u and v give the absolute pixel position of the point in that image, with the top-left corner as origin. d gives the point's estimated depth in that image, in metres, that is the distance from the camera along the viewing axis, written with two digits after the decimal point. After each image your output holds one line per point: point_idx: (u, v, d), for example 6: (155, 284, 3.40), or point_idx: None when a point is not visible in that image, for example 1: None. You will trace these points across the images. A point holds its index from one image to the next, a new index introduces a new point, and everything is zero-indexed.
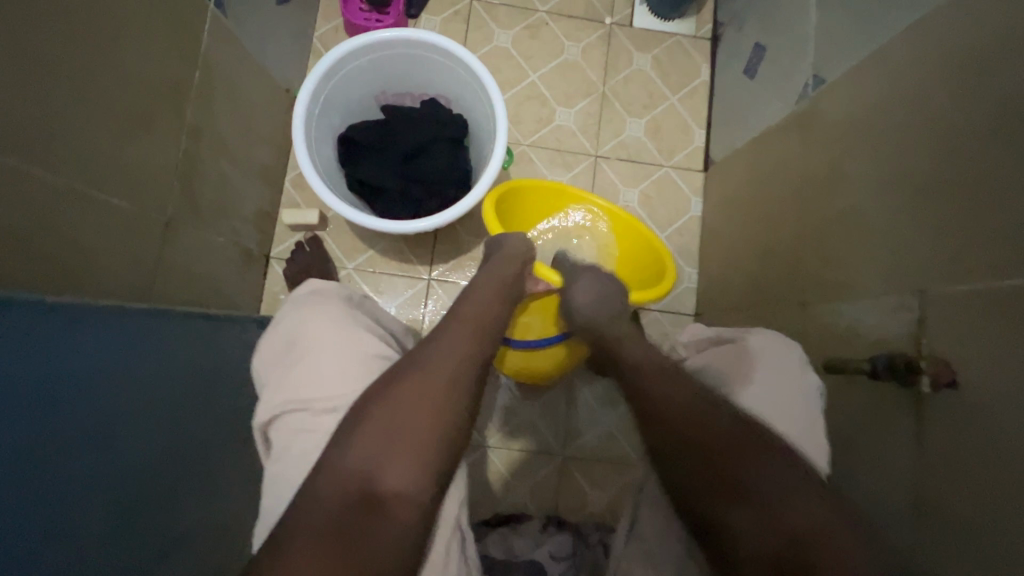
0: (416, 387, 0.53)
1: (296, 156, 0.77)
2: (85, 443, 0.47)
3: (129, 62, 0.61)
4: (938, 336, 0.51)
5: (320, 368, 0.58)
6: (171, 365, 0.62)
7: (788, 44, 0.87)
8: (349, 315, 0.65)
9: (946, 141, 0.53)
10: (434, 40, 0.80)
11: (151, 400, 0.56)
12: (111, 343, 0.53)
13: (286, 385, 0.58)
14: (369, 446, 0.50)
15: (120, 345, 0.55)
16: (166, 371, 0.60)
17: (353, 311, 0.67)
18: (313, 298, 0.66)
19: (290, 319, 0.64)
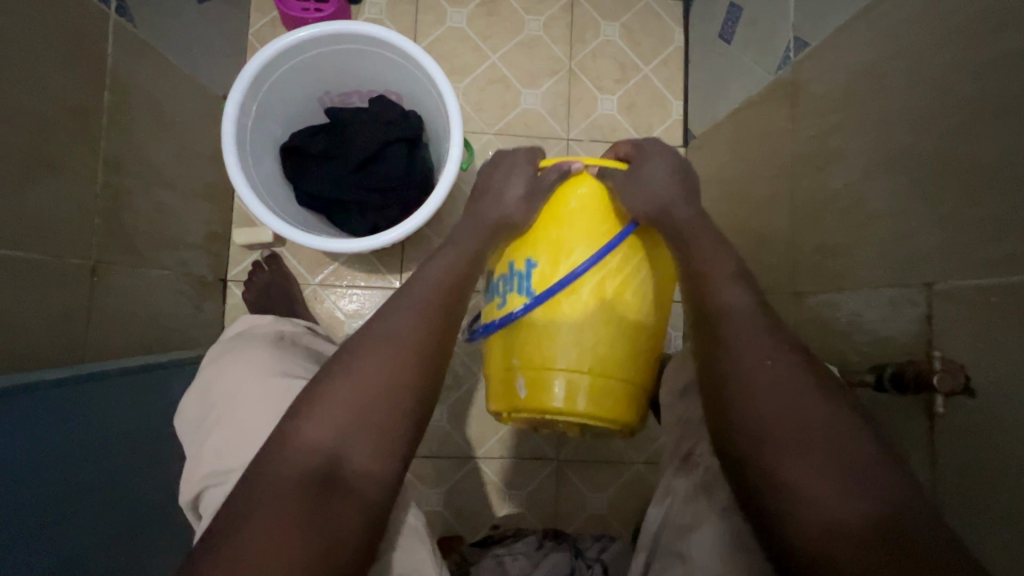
0: (380, 352, 0.48)
1: (232, 179, 0.70)
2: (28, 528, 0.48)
3: (18, 97, 0.53)
4: (951, 336, 0.46)
5: (237, 431, 0.53)
6: (67, 440, 0.54)
7: (765, 4, 0.79)
8: (274, 361, 0.59)
9: (950, 115, 0.47)
10: (373, 32, 0.71)
11: (81, 481, 0.55)
12: (68, 416, 0.54)
13: (205, 449, 0.53)
14: (329, 423, 0.44)
15: (77, 417, 0.56)
16: (56, 449, 0.52)
17: (281, 355, 0.61)
18: (235, 344, 0.64)
19: (208, 371, 0.61)
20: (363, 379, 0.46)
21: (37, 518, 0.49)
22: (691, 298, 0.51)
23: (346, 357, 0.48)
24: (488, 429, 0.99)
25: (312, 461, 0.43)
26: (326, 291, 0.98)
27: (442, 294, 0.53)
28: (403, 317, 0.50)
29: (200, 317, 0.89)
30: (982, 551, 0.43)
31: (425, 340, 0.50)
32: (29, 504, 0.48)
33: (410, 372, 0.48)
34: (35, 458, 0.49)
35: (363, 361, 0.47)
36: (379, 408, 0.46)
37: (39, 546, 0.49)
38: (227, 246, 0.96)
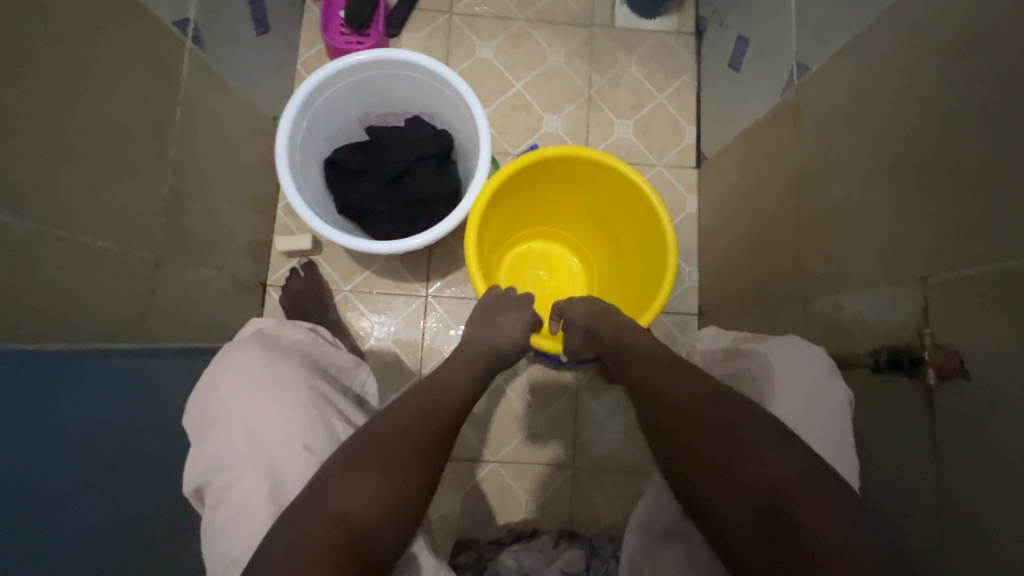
0: (408, 418, 0.54)
1: (282, 186, 0.77)
2: (82, 475, 0.53)
3: (107, 108, 0.61)
4: (944, 325, 0.49)
5: (228, 439, 0.54)
6: (108, 412, 0.58)
7: (770, 34, 0.85)
8: (265, 365, 0.59)
9: (937, 124, 0.51)
10: (412, 59, 0.80)
11: (124, 443, 0.60)
12: (113, 382, 0.60)
13: (206, 456, 0.55)
14: (373, 483, 0.47)
15: (122, 386, 0.62)
16: (93, 418, 0.56)
17: (274, 356, 0.61)
18: (261, 358, 0.60)
19: (226, 390, 0.57)
20: (392, 448, 0.50)
21: (77, 481, 0.53)
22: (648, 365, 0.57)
23: (380, 419, 0.53)
24: (506, 434, 1.02)
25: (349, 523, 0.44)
26: (357, 297, 1.05)
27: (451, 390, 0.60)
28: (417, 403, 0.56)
29: (240, 318, 0.95)
30: (979, 533, 0.45)
31: (439, 420, 0.55)
32: (80, 457, 0.53)
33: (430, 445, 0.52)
34: (73, 423, 0.54)
35: (389, 433, 0.52)
36: (406, 472, 0.49)
37: (79, 508, 0.52)
38: (268, 253, 1.04)
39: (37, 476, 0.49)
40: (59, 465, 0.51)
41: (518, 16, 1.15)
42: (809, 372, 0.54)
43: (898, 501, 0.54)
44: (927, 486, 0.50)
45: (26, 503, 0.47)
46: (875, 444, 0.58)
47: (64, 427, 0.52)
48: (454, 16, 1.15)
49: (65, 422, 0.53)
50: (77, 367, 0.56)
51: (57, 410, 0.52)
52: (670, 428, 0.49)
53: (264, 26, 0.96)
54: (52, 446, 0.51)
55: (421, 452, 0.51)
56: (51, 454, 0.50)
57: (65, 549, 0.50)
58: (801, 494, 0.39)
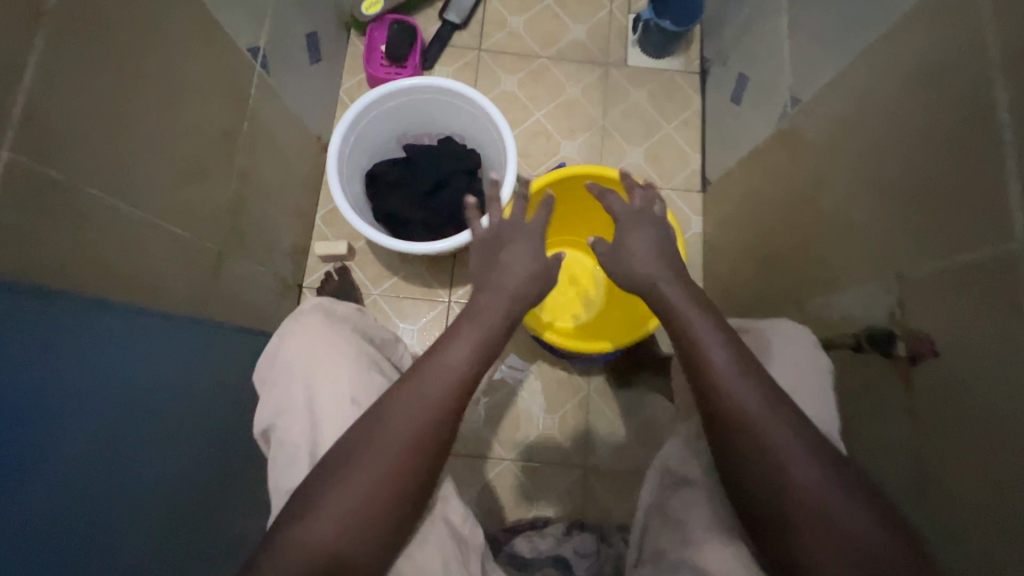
0: (390, 449, 0.52)
1: (330, 191, 0.87)
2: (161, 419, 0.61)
3: (196, 117, 0.72)
4: (918, 313, 0.56)
5: (290, 395, 0.64)
6: (182, 371, 0.67)
7: (767, 73, 0.96)
8: (327, 333, 0.68)
9: (907, 143, 0.60)
10: (450, 85, 0.91)
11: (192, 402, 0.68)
12: (189, 344, 0.69)
13: (269, 406, 0.65)
14: (334, 527, 0.49)
15: (195, 349, 0.70)
16: (172, 377, 0.65)
17: (334, 326, 0.70)
18: (318, 327, 0.68)
19: (288, 354, 0.66)
20: (371, 469, 0.51)
21: (156, 430, 0.60)
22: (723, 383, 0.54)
23: (367, 444, 0.52)
24: (520, 433, 1.08)
25: (326, 551, 0.48)
26: (385, 300, 1.13)
27: (446, 379, 0.56)
28: (406, 403, 0.54)
29: (281, 314, 1.03)
30: (950, 493, 0.51)
31: (422, 447, 0.53)
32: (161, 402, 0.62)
33: (415, 458, 0.52)
34: (158, 378, 0.62)
35: (368, 451, 0.52)
36: (383, 495, 0.51)
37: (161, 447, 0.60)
38: (306, 257, 1.13)
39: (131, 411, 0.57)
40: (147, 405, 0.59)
41: (540, 54, 1.28)
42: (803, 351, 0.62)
43: (877, 469, 0.60)
44: (904, 453, 0.56)
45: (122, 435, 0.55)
46: (862, 427, 0.64)
47: (152, 375, 0.61)
48: (482, 53, 1.27)
49: (153, 371, 0.61)
50: (164, 332, 0.65)
51: (149, 359, 0.61)
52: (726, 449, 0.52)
53: (316, 56, 1.08)
54: (142, 391, 0.59)
55: (404, 469, 0.52)
56: (140, 402, 0.58)
57: (145, 487, 0.57)
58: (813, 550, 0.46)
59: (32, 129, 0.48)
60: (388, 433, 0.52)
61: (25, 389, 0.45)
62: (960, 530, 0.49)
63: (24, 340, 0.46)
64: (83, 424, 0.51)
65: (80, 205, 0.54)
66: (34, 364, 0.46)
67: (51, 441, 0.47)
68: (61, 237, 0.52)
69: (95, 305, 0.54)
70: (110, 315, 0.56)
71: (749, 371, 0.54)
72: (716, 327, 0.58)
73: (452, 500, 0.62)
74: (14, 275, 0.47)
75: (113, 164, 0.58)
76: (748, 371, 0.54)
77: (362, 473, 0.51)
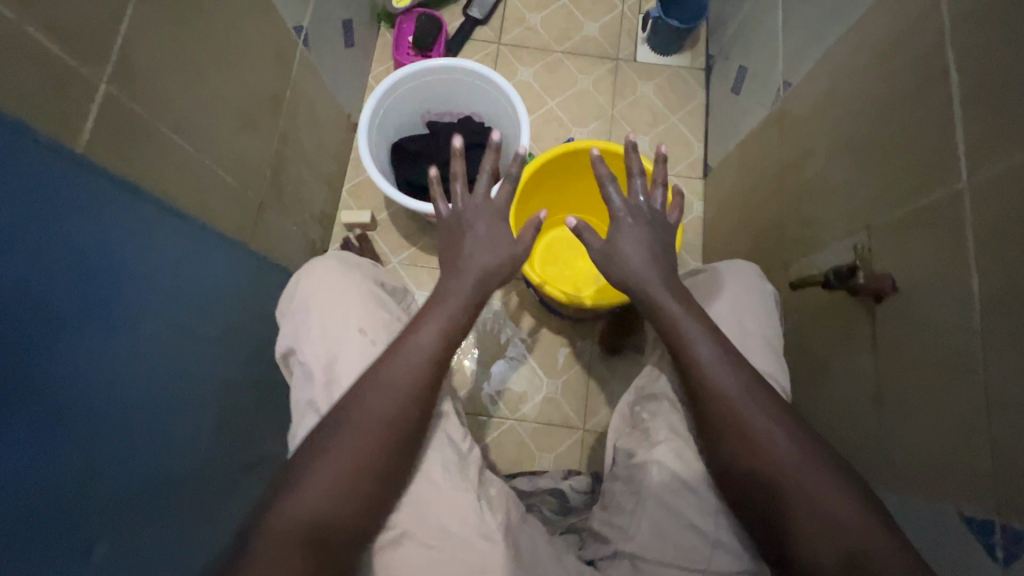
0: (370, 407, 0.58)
1: (361, 156, 0.96)
2: (208, 331, 0.70)
3: (248, 79, 0.81)
4: (885, 257, 0.62)
5: (305, 329, 0.71)
6: (226, 296, 0.75)
7: (763, 62, 1.04)
8: (341, 275, 0.74)
9: (877, 109, 0.67)
10: (471, 65, 1.00)
11: (235, 326, 0.76)
12: (234, 273, 0.78)
13: (291, 336, 0.72)
14: (324, 484, 0.54)
15: (238, 278, 0.79)
16: (221, 298, 0.74)
17: (348, 269, 0.76)
18: (334, 271, 0.74)
19: (304, 290, 0.73)
20: (353, 444, 0.56)
21: (206, 339, 0.70)
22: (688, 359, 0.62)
23: (349, 405, 0.59)
24: (524, 397, 1.15)
25: (314, 518, 0.53)
26: (403, 268, 1.21)
27: (414, 359, 0.61)
28: (381, 379, 0.60)
29: None
30: (909, 406, 0.57)
31: (398, 403, 0.59)
32: (208, 319, 0.71)
33: (397, 414, 0.58)
34: (209, 295, 0.71)
35: (351, 425, 0.57)
36: (365, 467, 0.56)
37: (203, 355, 0.69)
38: (332, 226, 1.22)
39: (187, 313, 0.66)
40: (198, 313, 0.68)
41: (555, 48, 1.37)
42: (750, 296, 0.73)
43: (846, 401, 0.68)
44: (867, 380, 0.64)
45: (177, 330, 0.64)
46: (840, 368, 0.70)
47: (203, 293, 0.70)
48: (501, 46, 1.37)
49: (205, 287, 0.70)
50: (215, 258, 0.74)
51: (203, 276, 0.70)
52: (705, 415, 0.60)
53: (350, 41, 1.18)
54: (195, 300, 0.68)
55: (382, 441, 0.57)
56: (194, 311, 0.68)
57: (192, 382, 0.67)
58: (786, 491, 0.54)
59: (123, 67, 0.58)
60: (367, 408, 0.58)
61: (111, 274, 0.55)
62: (918, 434, 0.56)
63: (111, 229, 0.55)
64: (150, 315, 0.60)
65: (152, 138, 0.63)
66: (118, 256, 0.56)
67: (126, 322, 0.56)
68: (136, 161, 0.61)
69: (165, 216, 0.64)
70: (175, 232, 0.65)
71: (734, 369, 0.60)
72: (689, 312, 0.64)
73: (450, 419, 0.69)
74: (110, 184, 0.56)
75: (181, 108, 0.67)
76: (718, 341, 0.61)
77: (345, 447, 0.56)
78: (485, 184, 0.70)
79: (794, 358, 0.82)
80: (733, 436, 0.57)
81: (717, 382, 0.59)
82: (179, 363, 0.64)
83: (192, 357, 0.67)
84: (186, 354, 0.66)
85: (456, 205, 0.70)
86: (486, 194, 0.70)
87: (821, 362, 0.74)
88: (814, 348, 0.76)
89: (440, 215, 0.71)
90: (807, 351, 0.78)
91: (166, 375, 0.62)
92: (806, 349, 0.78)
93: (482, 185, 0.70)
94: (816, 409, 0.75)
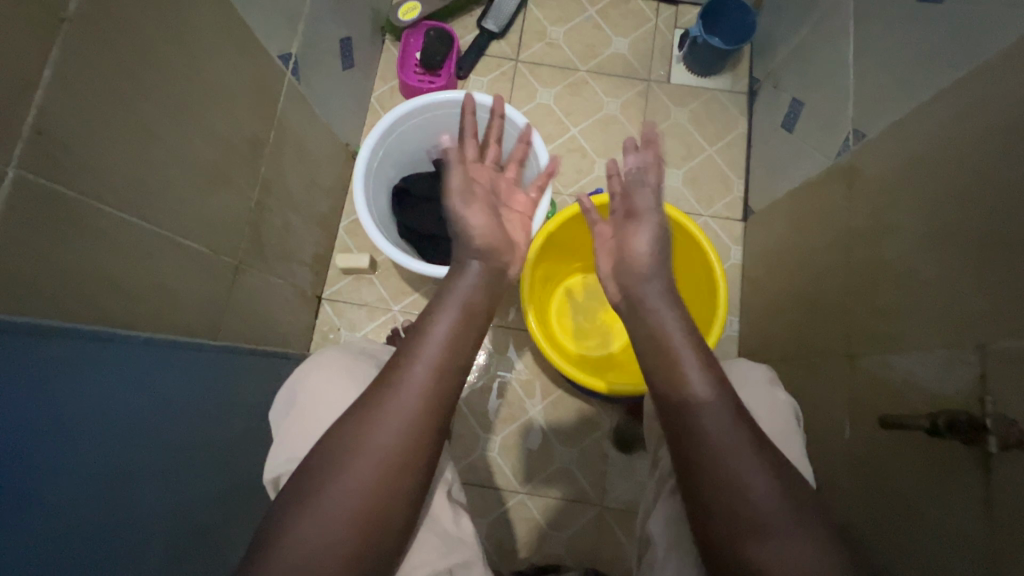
0: (379, 431, 0.48)
1: (356, 207, 0.83)
2: (178, 452, 0.58)
3: (220, 126, 0.68)
4: (1003, 394, 0.49)
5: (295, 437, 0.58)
6: (196, 398, 0.63)
7: (827, 100, 0.89)
8: (343, 369, 0.62)
9: (996, 196, 0.53)
10: (484, 100, 0.87)
11: (210, 429, 0.64)
12: (200, 366, 0.65)
13: (277, 445, 0.59)
14: (327, 520, 0.45)
15: (207, 372, 0.66)
16: (184, 403, 0.60)
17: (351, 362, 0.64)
18: (335, 365, 0.62)
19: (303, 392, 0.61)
20: (354, 485, 0.46)
21: (169, 464, 0.56)
22: (680, 393, 0.51)
23: (352, 425, 0.49)
24: (535, 468, 1.04)
25: (313, 558, 0.43)
26: (403, 317, 1.09)
27: (421, 385, 0.51)
28: (384, 409, 0.49)
29: (297, 326, 1.00)
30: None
31: (415, 430, 0.49)
32: (177, 439, 0.58)
33: (416, 441, 0.49)
34: (168, 406, 0.57)
35: (351, 464, 0.47)
36: (371, 512, 0.46)
37: (178, 481, 0.57)
38: (327, 268, 1.10)
39: (145, 433, 0.54)
40: (163, 428, 0.56)
41: (579, 66, 1.22)
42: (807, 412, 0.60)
43: (938, 563, 0.54)
44: (977, 549, 0.49)
45: (139, 461, 0.52)
46: (925, 511, 0.56)
47: (166, 402, 0.57)
48: (519, 63, 1.23)
49: (168, 396, 0.58)
50: (172, 354, 0.61)
51: (163, 384, 0.57)
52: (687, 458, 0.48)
53: (349, 62, 1.05)
54: (158, 415, 0.56)
55: (391, 485, 0.47)
56: (150, 435, 0.54)
57: (154, 528, 0.53)
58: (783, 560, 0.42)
59: (42, 141, 0.45)
60: (368, 443, 0.48)
61: (30, 426, 0.41)
62: None
63: (26, 363, 0.43)
64: (88, 465, 0.46)
65: (87, 220, 0.50)
66: (38, 398, 0.43)
67: (68, 471, 0.44)
68: (65, 253, 0.49)
69: (97, 339, 0.50)
70: (113, 347, 0.52)
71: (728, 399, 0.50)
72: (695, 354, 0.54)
73: (476, 566, 0.57)
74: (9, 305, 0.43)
75: (129, 177, 0.55)
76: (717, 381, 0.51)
77: (343, 491, 0.46)
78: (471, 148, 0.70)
79: (855, 474, 0.69)
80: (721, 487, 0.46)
81: (717, 422, 0.49)
82: (147, 500, 0.53)
83: (164, 482, 0.55)
84: (155, 483, 0.54)
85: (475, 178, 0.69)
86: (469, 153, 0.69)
87: (903, 498, 0.60)
88: (891, 477, 0.62)
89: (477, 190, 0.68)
90: (880, 475, 0.64)
91: (127, 524, 0.50)
92: (879, 475, 0.64)
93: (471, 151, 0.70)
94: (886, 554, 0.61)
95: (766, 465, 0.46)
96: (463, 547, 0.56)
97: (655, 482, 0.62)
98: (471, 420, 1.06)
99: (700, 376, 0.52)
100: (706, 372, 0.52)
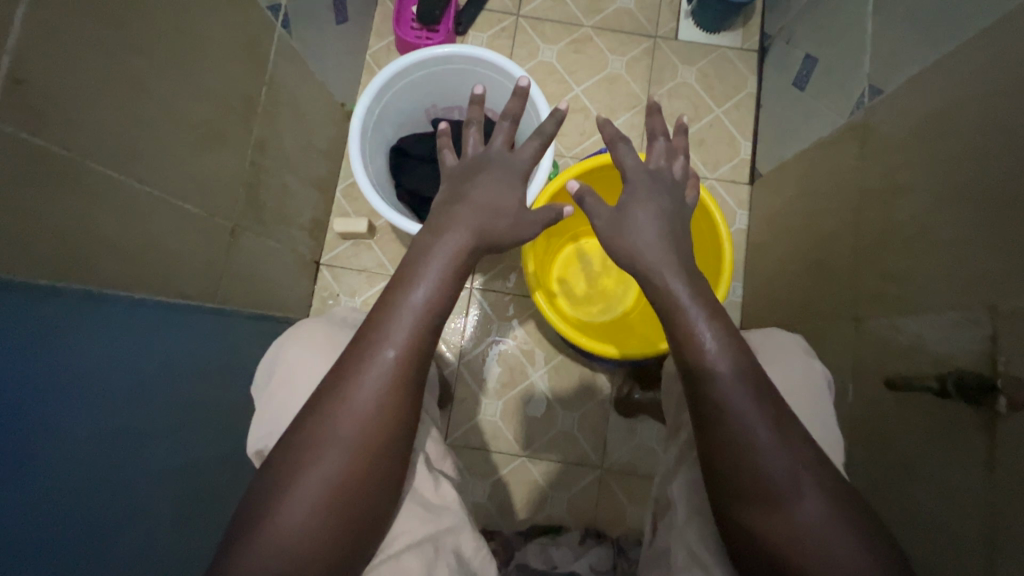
0: (362, 400, 0.48)
1: (352, 167, 0.80)
2: (176, 416, 0.58)
3: (208, 79, 0.65)
4: (1014, 353, 0.47)
5: (276, 404, 0.58)
6: (195, 365, 0.62)
7: (843, 56, 0.86)
8: (324, 337, 0.62)
9: (1017, 152, 0.50)
10: (483, 55, 0.83)
11: (209, 397, 0.64)
12: (198, 332, 0.64)
13: (264, 414, 0.59)
14: (317, 486, 0.45)
15: (207, 340, 0.66)
16: (179, 365, 0.59)
17: (334, 330, 0.63)
18: (316, 333, 0.62)
19: (285, 359, 0.61)
20: (342, 452, 0.46)
21: (165, 424, 0.56)
22: (687, 357, 0.50)
23: (335, 394, 0.48)
24: (537, 430, 1.05)
25: (306, 521, 0.44)
26: None
27: (388, 367, 0.49)
28: (350, 396, 0.48)
29: (296, 291, 0.99)
30: None
31: (398, 395, 0.49)
32: (175, 407, 0.57)
33: (402, 404, 0.49)
34: (162, 368, 0.56)
35: (330, 438, 0.47)
36: (347, 497, 0.46)
37: (176, 445, 0.57)
38: (325, 233, 1.08)
39: (142, 400, 0.53)
40: (161, 394, 0.56)
41: (584, 22, 1.17)
42: (812, 374, 0.58)
43: (942, 526, 0.54)
44: (979, 512, 0.49)
45: (135, 427, 0.52)
46: (929, 472, 0.56)
47: (162, 368, 0.57)
48: (521, 18, 1.17)
49: (166, 365, 0.57)
50: (165, 318, 0.59)
51: (159, 352, 0.57)
52: (699, 420, 0.48)
53: (343, 16, 1.00)
54: (155, 381, 0.55)
55: (369, 460, 0.47)
56: (145, 397, 0.53)
57: (152, 484, 0.53)
58: (768, 519, 0.44)
59: (20, 90, 0.43)
60: (337, 434, 0.47)
61: (21, 385, 0.41)
62: None
63: (13, 326, 0.41)
64: (75, 432, 0.45)
65: (73, 176, 0.48)
66: (26, 358, 0.42)
67: (60, 441, 0.44)
68: (54, 210, 0.47)
69: (89, 300, 0.49)
70: (106, 310, 0.51)
71: (737, 363, 0.48)
72: (706, 316, 0.51)
73: (464, 531, 0.58)
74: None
75: (116, 132, 0.53)
76: (720, 345, 0.49)
77: (326, 465, 0.46)
78: (503, 137, 0.65)
79: (855, 438, 0.69)
80: (719, 449, 0.46)
81: (725, 387, 0.47)
82: (144, 464, 0.52)
83: (163, 446, 0.55)
84: (154, 445, 0.54)
85: (469, 155, 0.64)
86: (506, 145, 0.64)
87: (904, 460, 0.60)
88: (892, 440, 0.62)
89: (448, 165, 0.65)
90: (879, 440, 0.64)
91: (126, 487, 0.50)
92: (880, 438, 0.64)
93: (501, 136, 0.64)
94: (890, 517, 0.61)
95: (753, 431, 0.45)
96: (447, 514, 0.57)
97: (674, 448, 0.61)
98: (472, 385, 1.07)
99: (715, 338, 0.49)
100: (721, 337, 0.49)
